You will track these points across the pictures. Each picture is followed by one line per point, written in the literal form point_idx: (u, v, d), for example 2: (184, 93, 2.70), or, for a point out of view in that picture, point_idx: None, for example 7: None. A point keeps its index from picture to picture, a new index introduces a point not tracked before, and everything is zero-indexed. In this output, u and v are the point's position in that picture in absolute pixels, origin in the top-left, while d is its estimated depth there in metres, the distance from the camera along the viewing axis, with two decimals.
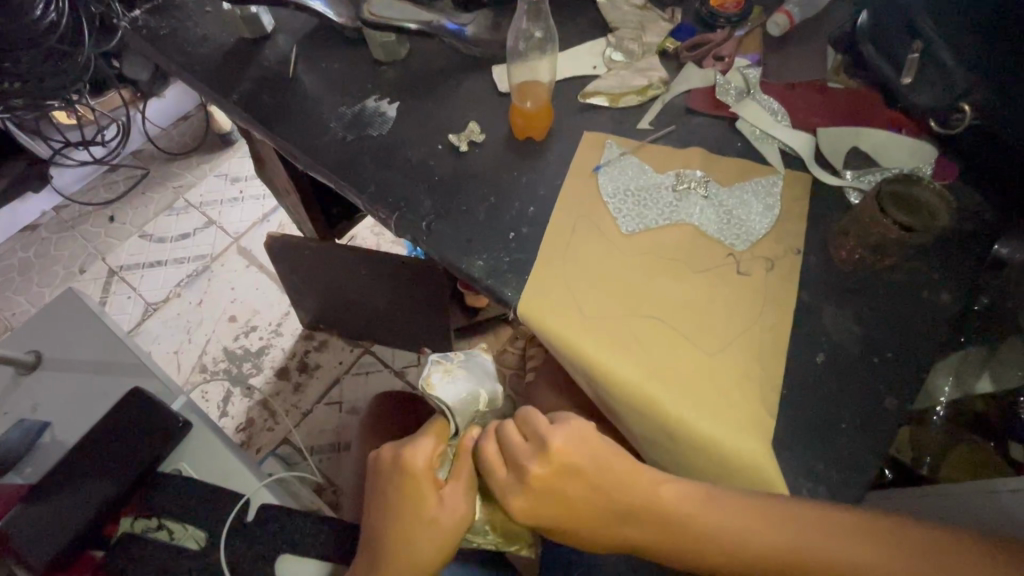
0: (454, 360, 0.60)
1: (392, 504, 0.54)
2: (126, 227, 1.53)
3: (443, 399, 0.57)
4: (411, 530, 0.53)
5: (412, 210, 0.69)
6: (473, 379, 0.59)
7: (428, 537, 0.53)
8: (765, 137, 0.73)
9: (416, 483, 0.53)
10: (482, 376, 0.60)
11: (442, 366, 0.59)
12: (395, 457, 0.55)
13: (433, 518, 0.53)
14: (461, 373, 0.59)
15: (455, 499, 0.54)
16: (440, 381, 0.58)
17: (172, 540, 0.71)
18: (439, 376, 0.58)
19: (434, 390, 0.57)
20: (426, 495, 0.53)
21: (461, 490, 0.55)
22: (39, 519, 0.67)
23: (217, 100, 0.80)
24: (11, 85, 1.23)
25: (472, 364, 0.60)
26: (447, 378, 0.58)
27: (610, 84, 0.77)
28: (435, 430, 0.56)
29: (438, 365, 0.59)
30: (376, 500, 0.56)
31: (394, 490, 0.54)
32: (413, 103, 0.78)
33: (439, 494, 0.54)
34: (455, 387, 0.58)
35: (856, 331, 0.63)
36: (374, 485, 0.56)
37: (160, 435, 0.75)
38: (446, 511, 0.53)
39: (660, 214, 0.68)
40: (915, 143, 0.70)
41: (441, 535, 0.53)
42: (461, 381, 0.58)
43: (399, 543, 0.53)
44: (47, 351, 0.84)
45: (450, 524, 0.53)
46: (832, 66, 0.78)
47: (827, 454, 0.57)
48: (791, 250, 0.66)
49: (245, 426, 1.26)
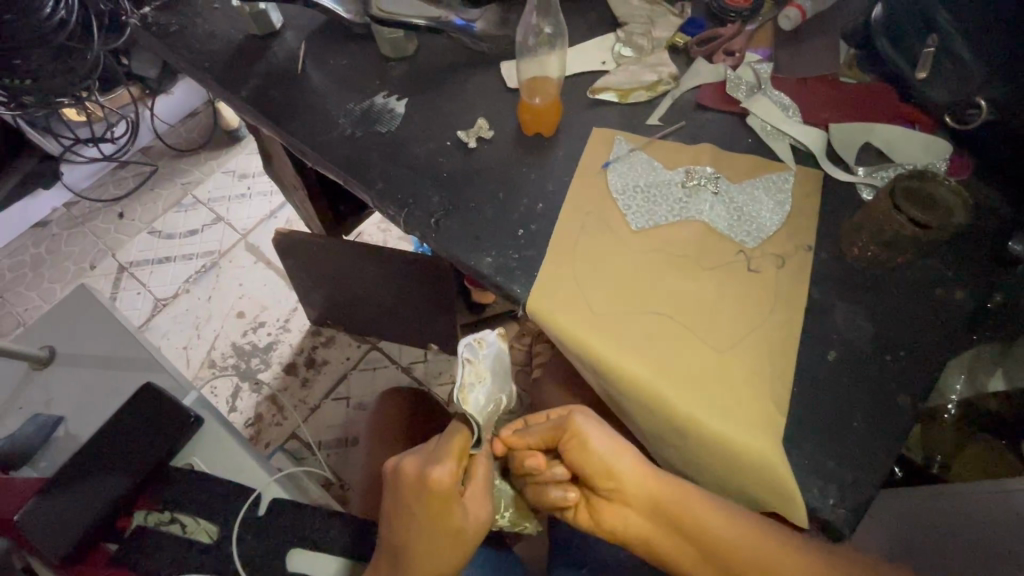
0: (482, 356, 0.55)
1: (415, 520, 0.54)
2: (136, 224, 1.54)
3: (477, 414, 0.54)
4: (439, 541, 0.54)
5: (420, 207, 0.69)
6: (498, 381, 0.57)
7: (458, 546, 0.54)
8: (777, 132, 0.72)
9: (443, 500, 0.53)
10: (502, 376, 0.58)
11: (473, 366, 0.54)
12: (418, 475, 0.54)
13: (459, 529, 0.54)
14: (489, 375, 0.55)
15: (475, 505, 0.55)
16: (472, 388, 0.54)
17: (184, 534, 0.72)
18: (471, 382, 0.54)
19: (468, 400, 0.54)
20: (454, 510, 0.53)
21: (479, 495, 0.56)
22: (54, 511, 0.68)
23: (225, 97, 0.81)
24: (20, 82, 1.23)
25: (497, 360, 0.56)
26: (478, 384, 0.54)
27: (619, 79, 0.77)
28: (457, 447, 0.54)
29: (468, 369, 0.54)
30: (398, 515, 0.55)
31: (418, 510, 0.53)
32: (421, 99, 0.78)
33: (464, 507, 0.55)
34: (487, 394, 0.55)
35: (868, 329, 0.62)
36: (395, 498, 0.56)
37: (170, 432, 0.75)
38: (470, 520, 0.55)
39: (669, 210, 0.68)
40: (929, 137, 0.69)
41: (467, 542, 0.55)
42: (489, 386, 0.55)
43: (426, 558, 0.54)
44: (59, 346, 0.84)
45: (474, 530, 0.55)
46: (844, 60, 0.77)
47: (839, 452, 0.57)
48: (802, 246, 0.66)
49: (254, 421, 1.27)
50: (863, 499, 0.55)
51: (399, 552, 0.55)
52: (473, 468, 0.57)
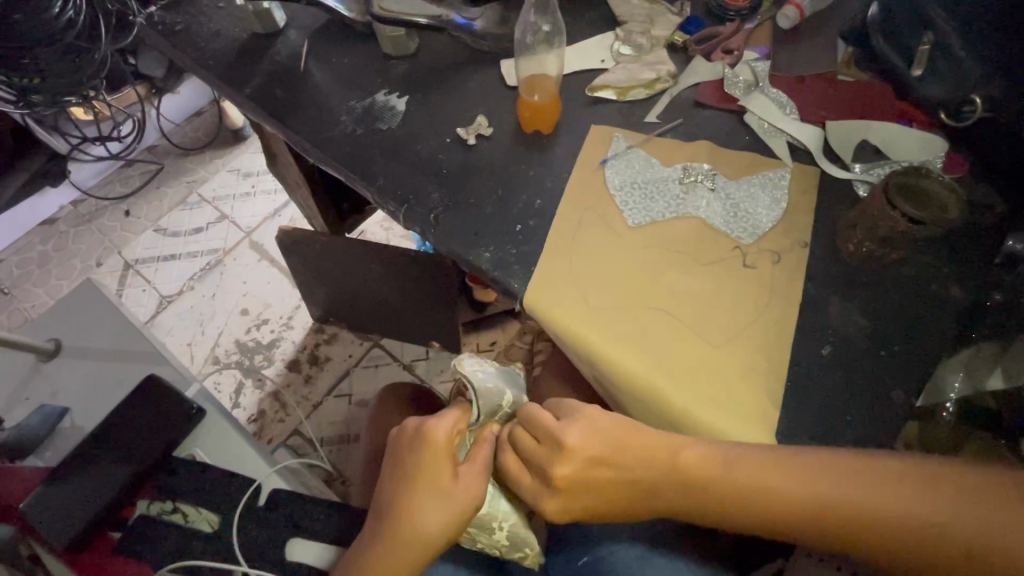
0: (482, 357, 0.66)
1: (406, 475, 0.56)
2: (141, 221, 1.55)
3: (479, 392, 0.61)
4: (425, 502, 0.55)
5: (420, 203, 0.70)
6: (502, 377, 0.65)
7: (442, 512, 0.54)
8: (774, 130, 0.73)
9: (436, 455, 0.55)
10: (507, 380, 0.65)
11: (473, 360, 0.64)
12: (419, 427, 0.57)
13: (447, 491, 0.55)
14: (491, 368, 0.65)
15: (468, 478, 0.56)
16: (472, 367, 0.63)
17: (186, 523, 0.73)
18: (471, 363, 0.63)
19: (465, 370, 0.62)
20: (445, 470, 0.55)
21: (473, 471, 0.57)
22: (58, 501, 0.69)
23: (229, 94, 0.82)
24: (28, 81, 1.25)
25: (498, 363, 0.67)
26: (478, 367, 0.64)
27: (618, 77, 0.77)
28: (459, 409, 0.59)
29: (473, 356, 0.65)
30: (392, 467, 0.57)
31: (411, 464, 0.56)
32: (421, 97, 0.78)
33: (455, 472, 0.56)
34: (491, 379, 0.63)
35: (863, 325, 0.62)
36: (391, 457, 0.59)
37: (174, 423, 0.77)
38: (459, 487, 0.55)
39: (667, 207, 0.69)
40: (925, 136, 0.69)
41: (451, 511, 0.55)
42: (489, 373, 0.64)
43: (405, 508, 0.55)
44: (67, 339, 0.86)
45: (462, 501, 0.55)
46: (842, 59, 0.77)
47: (832, 446, 0.57)
48: (798, 242, 0.66)
49: (256, 417, 1.29)
50: None
51: (385, 511, 0.56)
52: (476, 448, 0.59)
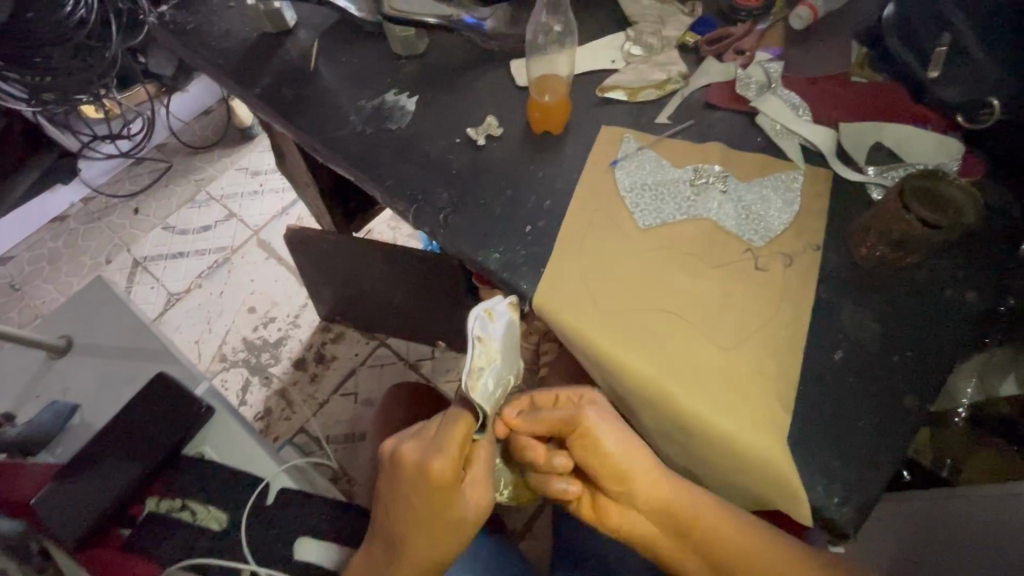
0: (492, 333, 0.52)
1: (415, 511, 0.53)
2: (150, 219, 1.56)
3: (483, 401, 0.52)
4: (439, 531, 0.54)
5: (429, 203, 0.70)
6: (507, 360, 0.54)
7: (456, 535, 0.54)
8: (787, 132, 0.72)
9: (444, 493, 0.52)
10: (511, 356, 0.55)
11: (483, 347, 0.51)
12: (419, 465, 0.52)
13: (458, 519, 0.54)
14: (498, 356, 0.53)
15: (476, 495, 0.55)
16: (484, 372, 0.51)
17: (195, 521, 0.73)
18: (481, 365, 0.51)
19: (479, 385, 0.51)
20: (453, 500, 0.53)
21: (479, 483, 0.56)
22: (69, 497, 0.70)
23: (239, 94, 0.82)
24: (41, 79, 1.26)
25: (507, 342, 0.54)
26: (488, 368, 0.52)
27: (628, 77, 0.77)
28: (458, 438, 0.53)
29: (479, 351, 0.51)
30: (396, 500, 0.54)
31: (418, 500, 0.53)
32: (431, 97, 0.78)
33: (464, 496, 0.54)
34: (496, 375, 0.53)
35: (876, 329, 0.62)
36: (391, 484, 0.55)
37: (184, 421, 0.77)
38: (472, 510, 0.54)
39: (677, 209, 0.68)
40: (940, 137, 0.69)
41: (465, 529, 0.55)
42: (499, 368, 0.53)
43: (421, 540, 0.54)
44: (77, 337, 0.86)
45: (473, 519, 0.55)
46: (855, 60, 0.76)
47: (843, 451, 0.57)
48: (811, 245, 0.66)
49: (263, 415, 1.29)
50: (869, 499, 0.55)
51: (396, 543, 0.55)
52: (473, 452, 0.57)
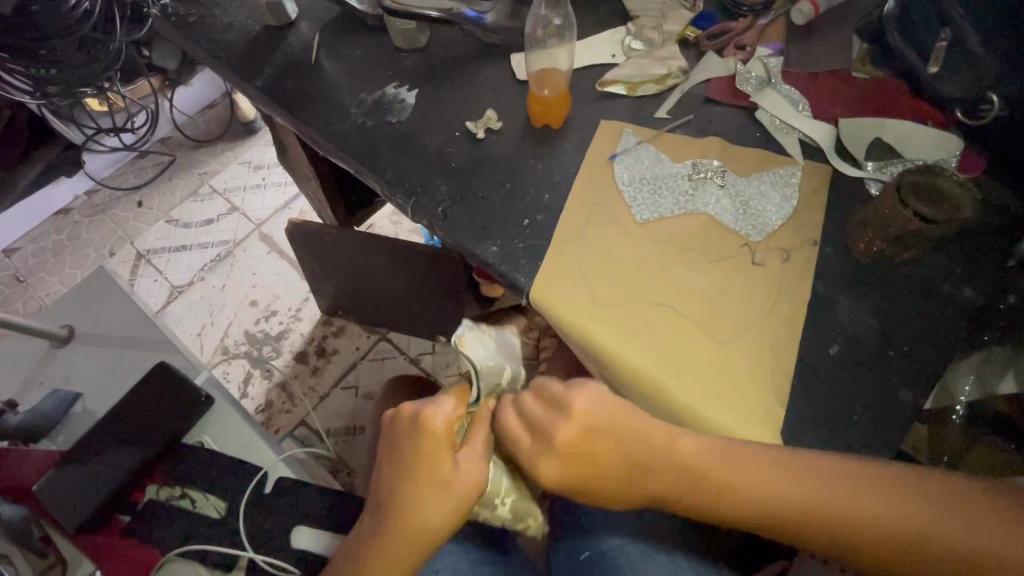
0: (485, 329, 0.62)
1: (406, 470, 0.55)
2: (153, 212, 1.57)
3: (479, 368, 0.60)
4: (426, 493, 0.54)
5: (428, 196, 0.70)
6: (501, 357, 0.61)
7: (444, 503, 0.54)
8: (786, 127, 0.72)
9: (436, 447, 0.54)
10: (508, 355, 0.62)
11: (474, 335, 0.61)
12: (416, 416, 0.56)
13: (446, 482, 0.54)
14: (492, 346, 0.61)
15: (467, 464, 0.55)
16: (472, 342, 0.60)
17: (195, 508, 0.75)
18: (471, 338, 0.60)
19: (465, 348, 0.60)
20: (443, 460, 0.54)
21: (473, 458, 0.56)
22: (71, 482, 0.71)
23: (241, 86, 0.82)
24: (46, 72, 1.26)
25: (503, 337, 0.62)
26: (478, 343, 0.60)
27: (628, 72, 0.77)
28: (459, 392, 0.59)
29: (473, 328, 0.61)
30: (390, 457, 0.56)
31: (409, 456, 0.55)
32: (431, 91, 0.79)
33: (454, 461, 0.55)
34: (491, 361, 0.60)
35: (872, 325, 0.62)
36: (388, 445, 0.58)
37: (184, 410, 0.77)
38: (459, 475, 0.55)
39: (675, 204, 0.68)
40: (940, 134, 0.68)
41: (453, 499, 0.54)
42: (489, 349, 0.61)
43: (408, 501, 0.54)
44: (80, 326, 0.87)
45: (461, 489, 0.54)
46: (858, 56, 0.75)
47: (837, 446, 0.57)
48: (808, 240, 0.66)
49: (264, 407, 1.30)
50: None
51: (383, 507, 0.55)
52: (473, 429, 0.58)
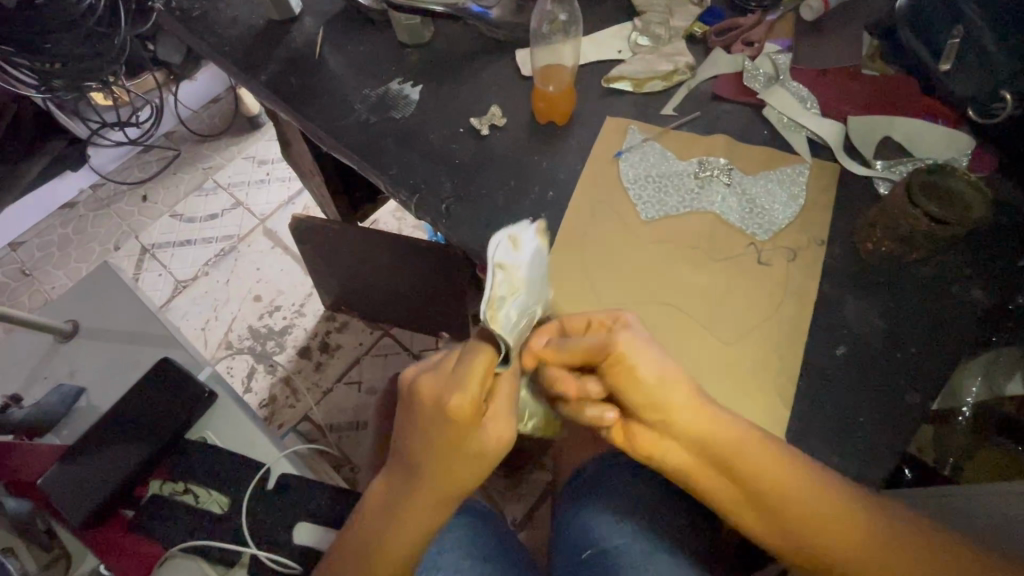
0: (518, 260, 0.45)
1: (434, 444, 0.50)
2: (158, 207, 1.58)
3: (505, 338, 0.46)
4: (460, 464, 0.51)
5: (432, 192, 0.70)
6: (533, 293, 0.48)
7: (478, 468, 0.51)
8: (794, 125, 0.71)
9: (464, 425, 0.49)
10: (538, 290, 0.49)
11: (506, 277, 0.45)
12: (437, 399, 0.49)
13: (479, 452, 0.50)
14: (523, 288, 0.46)
15: (497, 428, 0.50)
16: (505, 300, 0.45)
17: (197, 504, 0.74)
18: (503, 292, 0.45)
19: (498, 316, 0.45)
20: (474, 433, 0.49)
21: (502, 416, 0.51)
22: (75, 477, 0.71)
23: (244, 81, 0.82)
24: (52, 66, 1.27)
25: (534, 275, 0.47)
26: (510, 298, 0.45)
27: (635, 68, 0.76)
28: (479, 370, 0.48)
29: (502, 276, 0.44)
30: (413, 432, 0.51)
31: (434, 431, 0.50)
32: (435, 87, 0.78)
33: (483, 431, 0.50)
34: (518, 311, 0.47)
35: (880, 326, 0.61)
36: (407, 414, 0.52)
37: (187, 405, 0.77)
38: (490, 444, 0.50)
39: (681, 202, 0.68)
40: (951, 132, 0.67)
41: (488, 462, 0.51)
42: (522, 300, 0.47)
43: (439, 471, 0.51)
44: (84, 321, 0.87)
45: (495, 452, 0.51)
46: (867, 52, 0.75)
47: (842, 447, 0.56)
48: (815, 240, 0.65)
49: (268, 402, 1.30)
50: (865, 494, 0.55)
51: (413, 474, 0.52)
52: (496, 383, 0.52)
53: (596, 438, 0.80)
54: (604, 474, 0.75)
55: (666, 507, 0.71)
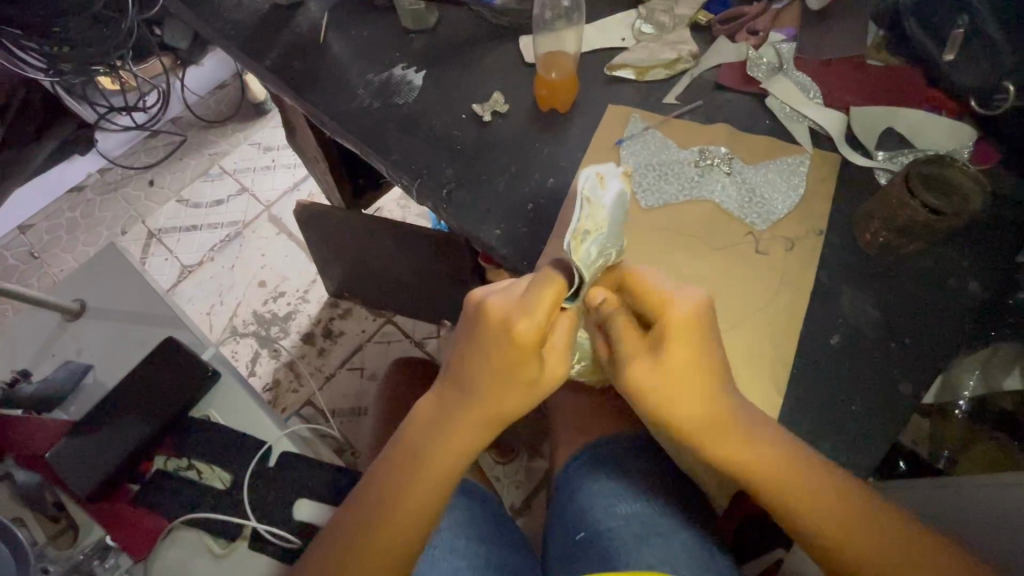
0: (602, 199, 0.51)
1: (493, 366, 0.51)
2: (165, 191, 1.59)
3: (583, 269, 0.50)
4: (510, 393, 0.52)
5: (433, 178, 0.71)
6: (613, 236, 0.53)
7: (529, 394, 0.53)
8: (796, 115, 0.71)
9: (523, 352, 0.49)
10: (617, 236, 0.54)
11: (590, 210, 0.51)
12: (504, 320, 0.49)
13: (531, 383, 0.52)
14: (606, 227, 0.52)
15: (553, 361, 0.53)
16: (586, 236, 0.51)
17: (200, 480, 0.76)
18: (585, 227, 0.51)
19: (578, 252, 0.50)
20: (532, 361, 0.50)
21: (557, 352, 0.53)
22: (81, 451, 0.73)
23: (249, 65, 0.82)
24: (62, 50, 1.28)
25: (615, 222, 0.53)
26: (591, 235, 0.51)
27: (638, 56, 0.76)
28: (555, 294, 0.48)
29: (586, 209, 0.51)
30: (472, 349, 0.52)
31: (494, 356, 0.51)
32: (438, 73, 0.78)
33: (541, 362, 0.52)
34: (597, 248, 0.51)
35: (875, 317, 0.61)
36: (469, 335, 0.53)
37: (190, 384, 0.79)
38: (546, 374, 0.53)
39: (680, 189, 0.68)
40: (954, 123, 0.67)
41: (533, 397, 0.53)
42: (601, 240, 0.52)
43: (489, 394, 0.52)
44: (91, 301, 0.89)
45: (543, 388, 0.53)
46: (872, 43, 0.74)
47: (834, 436, 0.57)
48: (814, 230, 0.65)
49: (272, 385, 1.32)
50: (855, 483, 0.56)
51: (466, 393, 0.54)
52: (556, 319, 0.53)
53: (593, 425, 0.81)
54: (602, 460, 0.76)
55: (657, 492, 0.72)
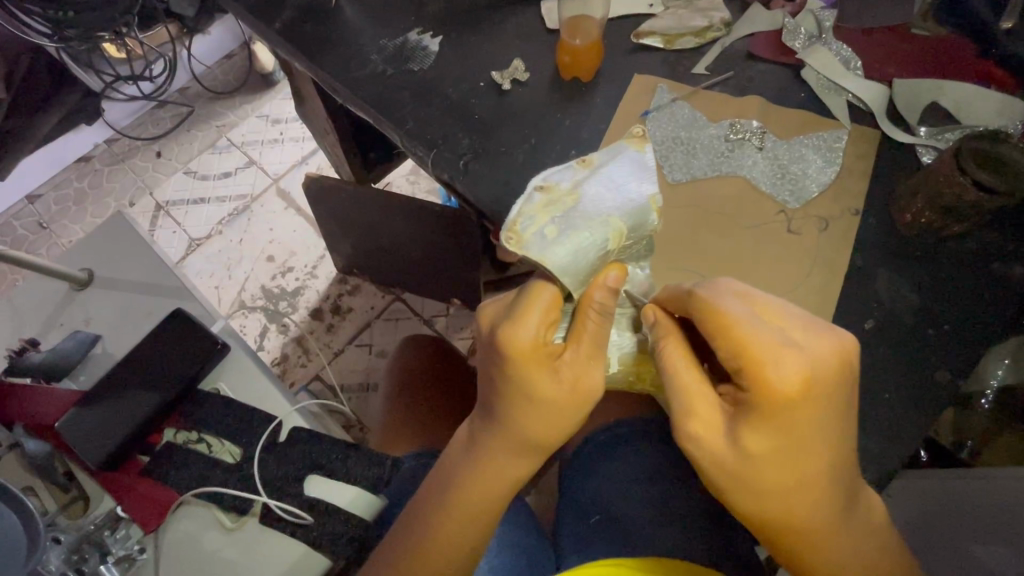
0: (559, 186, 0.51)
1: (506, 391, 0.51)
2: (172, 163, 1.57)
3: (533, 256, 0.49)
4: (530, 414, 0.51)
5: (449, 149, 0.68)
6: (569, 228, 0.50)
7: (560, 413, 0.51)
8: (834, 87, 0.67)
9: (525, 366, 0.48)
10: (576, 230, 0.50)
11: (544, 195, 0.51)
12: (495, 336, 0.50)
13: (544, 397, 0.50)
14: (562, 217, 0.50)
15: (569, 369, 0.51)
16: (533, 221, 0.50)
17: (210, 453, 0.76)
18: (534, 212, 0.51)
19: (523, 237, 0.49)
20: (540, 373, 0.49)
21: (578, 360, 0.51)
22: (92, 420, 0.73)
23: (258, 28, 0.79)
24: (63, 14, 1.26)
25: (570, 213, 0.50)
26: (541, 222, 0.50)
27: (667, 23, 0.72)
28: (544, 301, 0.49)
29: (539, 195, 0.51)
30: (485, 370, 0.52)
31: (500, 374, 0.50)
32: (455, 38, 0.74)
33: (554, 372, 0.50)
34: (556, 228, 0.50)
35: (912, 301, 0.59)
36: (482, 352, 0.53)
37: (198, 357, 0.77)
38: (562, 386, 0.50)
39: (708, 165, 0.65)
40: (1005, 98, 0.63)
41: (557, 409, 0.51)
42: (552, 230, 0.50)
43: (512, 413, 0.51)
44: (97, 271, 0.87)
45: (562, 397, 0.50)
46: (919, 10, 0.70)
47: (865, 423, 0.55)
48: (849, 209, 0.62)
49: (280, 360, 1.32)
50: (885, 471, 0.54)
51: (490, 417, 0.54)
52: (581, 321, 0.51)
53: (608, 407, 0.79)
54: (617, 443, 0.75)
55: (672, 475, 0.71)
